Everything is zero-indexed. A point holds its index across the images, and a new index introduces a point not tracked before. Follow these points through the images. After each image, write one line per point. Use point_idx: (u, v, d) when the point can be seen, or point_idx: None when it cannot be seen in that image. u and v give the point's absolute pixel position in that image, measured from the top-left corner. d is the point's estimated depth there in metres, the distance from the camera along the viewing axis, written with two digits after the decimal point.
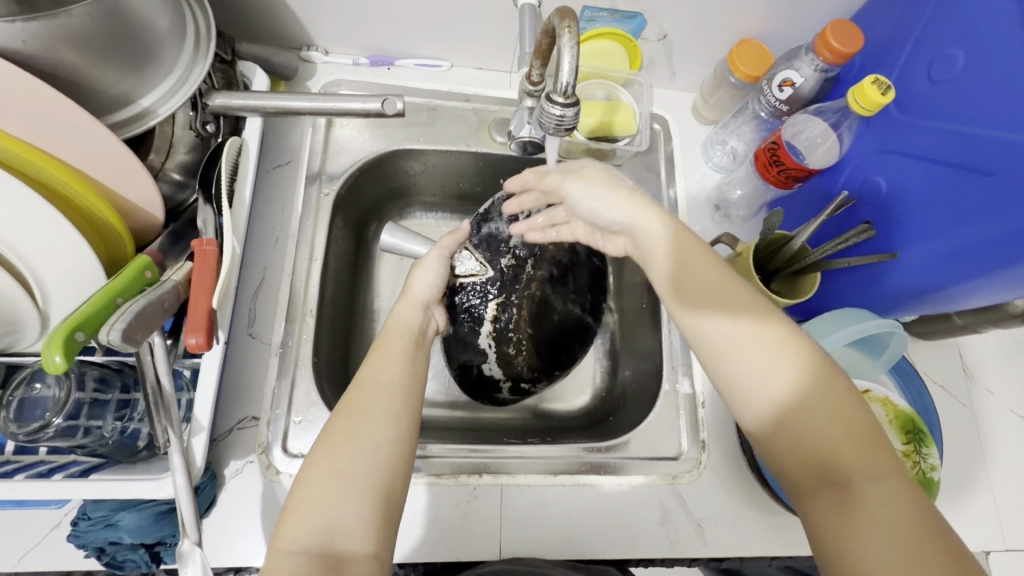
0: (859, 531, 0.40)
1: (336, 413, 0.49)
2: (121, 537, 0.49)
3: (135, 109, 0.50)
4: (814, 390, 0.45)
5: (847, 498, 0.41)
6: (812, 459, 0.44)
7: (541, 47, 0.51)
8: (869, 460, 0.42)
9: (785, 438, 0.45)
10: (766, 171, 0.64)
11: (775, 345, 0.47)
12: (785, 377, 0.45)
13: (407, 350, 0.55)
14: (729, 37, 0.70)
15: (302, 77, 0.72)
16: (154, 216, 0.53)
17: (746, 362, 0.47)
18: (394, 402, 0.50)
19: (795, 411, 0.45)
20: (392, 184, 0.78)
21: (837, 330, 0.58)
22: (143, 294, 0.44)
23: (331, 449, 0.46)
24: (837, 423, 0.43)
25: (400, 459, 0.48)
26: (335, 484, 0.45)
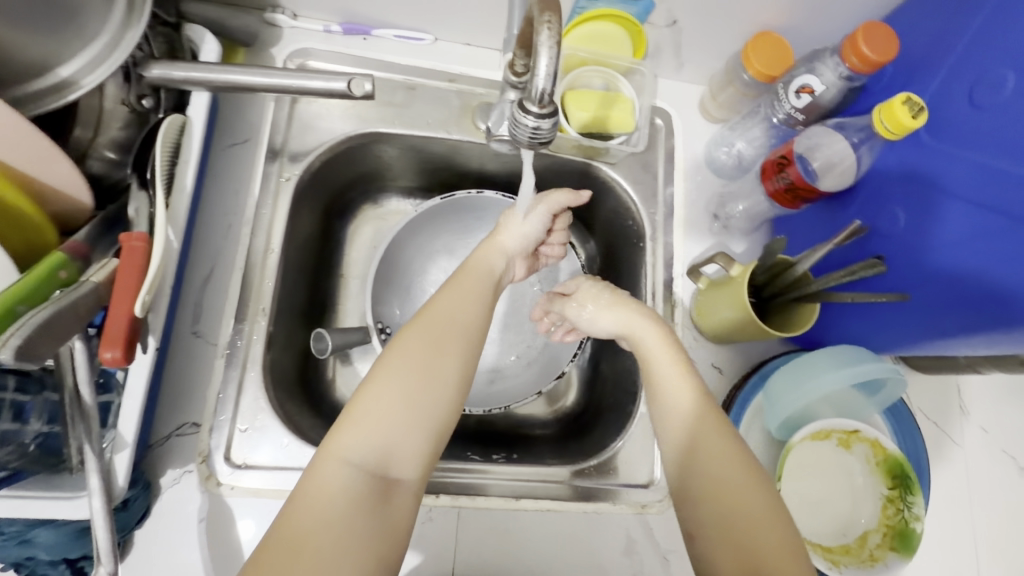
0: (780, 558, 0.40)
1: (392, 348, 0.45)
2: (37, 553, 0.46)
3: (53, 78, 0.44)
4: (702, 421, 0.46)
5: (768, 521, 0.42)
6: (710, 492, 0.43)
7: (524, 37, 0.43)
8: (750, 488, 0.43)
9: (690, 466, 0.45)
10: (772, 187, 0.57)
11: (676, 365, 0.49)
12: (679, 399, 0.48)
13: (485, 287, 0.51)
14: (744, 28, 0.62)
15: (266, 43, 0.64)
16: (81, 202, 0.47)
17: (673, 394, 0.48)
18: (466, 330, 0.47)
19: (696, 436, 0.46)
20: (365, 168, 0.71)
21: (830, 372, 0.54)
22: (51, 300, 0.39)
23: (398, 371, 0.43)
24: (733, 461, 0.44)
25: (463, 369, 0.45)
26: (391, 420, 0.42)
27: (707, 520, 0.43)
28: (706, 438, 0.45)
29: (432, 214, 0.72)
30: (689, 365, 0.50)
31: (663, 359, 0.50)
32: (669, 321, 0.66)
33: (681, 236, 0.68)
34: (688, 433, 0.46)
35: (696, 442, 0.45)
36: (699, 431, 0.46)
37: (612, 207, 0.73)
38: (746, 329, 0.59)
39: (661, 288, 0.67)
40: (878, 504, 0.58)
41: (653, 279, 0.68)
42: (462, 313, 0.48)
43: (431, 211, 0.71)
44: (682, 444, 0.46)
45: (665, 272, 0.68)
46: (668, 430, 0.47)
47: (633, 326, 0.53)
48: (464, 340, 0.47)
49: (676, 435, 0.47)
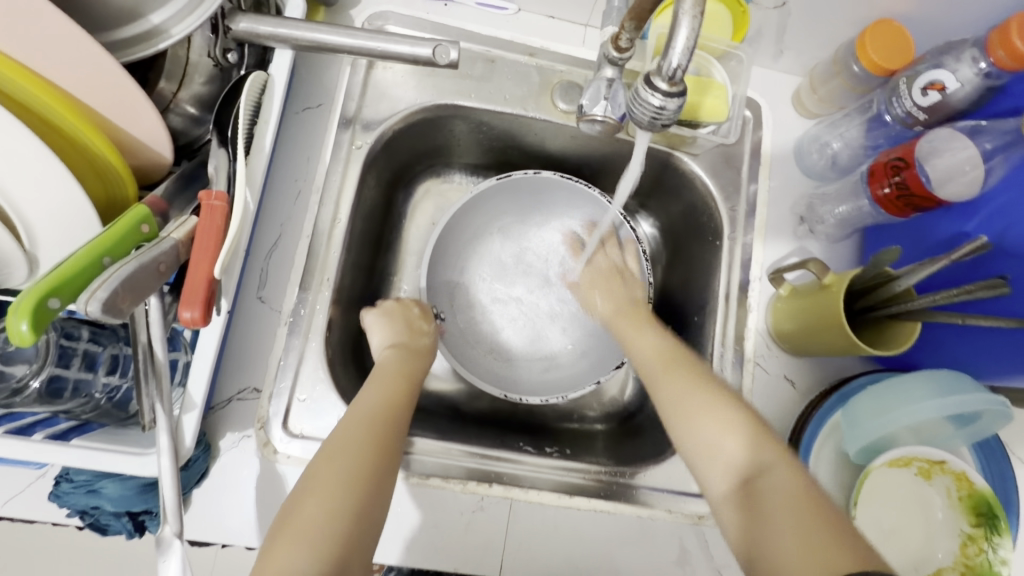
0: (767, 470, 0.44)
1: (317, 466, 0.46)
2: (102, 504, 0.46)
3: (143, 26, 0.42)
4: (702, 397, 0.50)
5: (734, 425, 0.47)
6: (723, 465, 0.46)
7: (641, 8, 0.40)
8: (756, 449, 0.46)
9: (700, 451, 0.48)
10: (880, 192, 0.53)
11: (675, 359, 0.55)
12: (681, 389, 0.52)
13: (396, 384, 0.55)
14: (861, 14, 0.57)
15: (346, 4, 0.62)
16: (159, 155, 0.46)
17: (646, 341, 0.58)
18: (382, 427, 0.50)
19: (698, 416, 0.49)
20: (434, 141, 0.69)
21: (924, 402, 0.50)
22: (134, 254, 0.38)
23: (319, 490, 0.44)
24: (735, 431, 0.47)
25: (391, 439, 0.50)
26: (336, 505, 0.44)
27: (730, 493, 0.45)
28: (680, 369, 0.53)
29: (493, 195, 0.69)
30: (682, 349, 0.56)
31: (656, 347, 0.57)
32: (742, 326, 0.63)
33: (762, 235, 0.64)
34: (667, 369, 0.54)
35: (700, 419, 0.49)
36: (676, 363, 0.54)
37: (688, 199, 0.69)
38: (835, 342, 0.54)
39: (735, 289, 0.63)
40: (959, 541, 0.54)
41: (727, 279, 0.64)
42: (380, 410, 0.51)
43: (489, 193, 0.68)
44: (690, 427, 0.49)
45: (742, 274, 0.64)
46: (675, 424, 0.50)
47: (643, 331, 0.60)
48: (395, 423, 0.51)
49: (665, 372, 0.54)
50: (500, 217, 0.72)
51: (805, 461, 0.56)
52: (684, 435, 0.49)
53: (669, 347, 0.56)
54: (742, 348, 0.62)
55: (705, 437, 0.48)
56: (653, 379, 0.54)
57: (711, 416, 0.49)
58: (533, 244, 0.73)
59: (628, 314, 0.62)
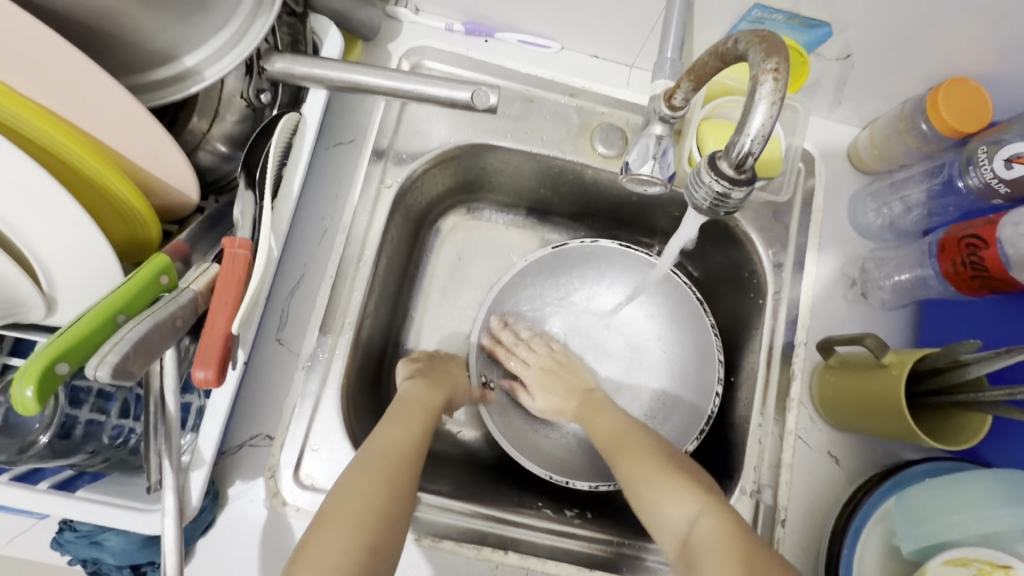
0: (691, 521, 0.46)
1: (339, 491, 0.45)
2: (104, 556, 0.44)
3: (176, 67, 0.41)
4: (631, 455, 0.53)
5: (668, 486, 0.49)
6: (673, 533, 0.47)
7: (700, 70, 0.37)
8: (675, 501, 0.48)
9: (651, 515, 0.49)
10: (950, 267, 0.50)
11: (618, 422, 0.58)
12: (626, 454, 0.54)
13: (420, 418, 0.54)
14: (933, 70, 0.53)
15: (383, 38, 0.60)
16: (185, 194, 0.44)
17: (608, 407, 0.60)
18: (403, 461, 0.49)
19: (633, 480, 0.51)
20: (464, 176, 0.67)
21: (984, 508, 0.46)
22: (149, 311, 0.36)
23: (339, 521, 0.43)
24: (663, 485, 0.49)
25: (411, 474, 0.48)
26: (349, 540, 0.42)
27: (676, 559, 0.46)
28: (631, 449, 0.54)
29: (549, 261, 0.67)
30: (620, 411, 0.60)
31: (612, 413, 0.59)
32: (784, 394, 0.58)
33: (810, 297, 0.59)
34: (622, 447, 0.54)
35: (636, 482, 0.50)
36: (630, 442, 0.55)
37: (729, 252, 0.65)
38: (889, 427, 0.50)
39: (777, 353, 0.59)
40: None
41: (769, 343, 0.60)
42: (401, 443, 0.50)
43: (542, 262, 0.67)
44: (638, 486, 0.50)
45: (786, 336, 0.59)
46: (630, 489, 0.51)
47: (601, 406, 0.61)
48: (412, 459, 0.49)
49: (616, 455, 0.54)
50: (548, 283, 0.69)
51: (849, 552, 0.51)
52: (640, 505, 0.50)
53: (613, 415, 0.59)
54: (783, 418, 0.57)
55: (651, 505, 0.49)
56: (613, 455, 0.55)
57: (658, 479, 0.50)
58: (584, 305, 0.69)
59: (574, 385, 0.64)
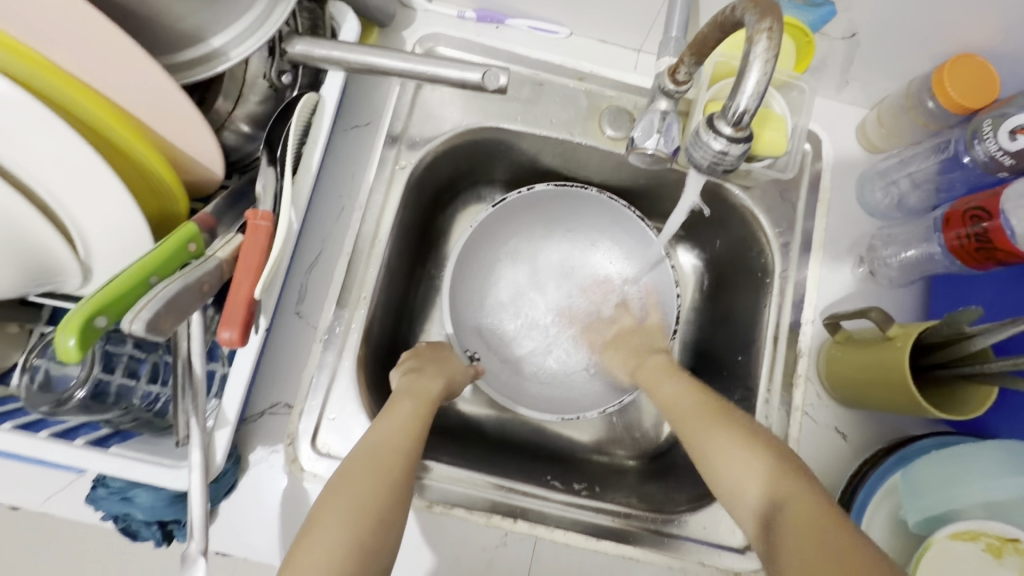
0: (767, 496, 0.44)
1: (329, 493, 0.45)
2: (134, 512, 0.46)
3: (204, 49, 0.43)
4: (728, 424, 0.50)
5: (744, 454, 0.47)
6: (756, 511, 0.45)
7: (701, 43, 0.38)
8: (756, 467, 0.46)
9: (725, 483, 0.47)
10: (956, 240, 0.50)
11: (695, 396, 0.54)
12: (706, 424, 0.51)
13: (417, 409, 0.53)
14: (939, 47, 0.53)
15: (398, 25, 0.62)
16: (212, 170, 0.47)
17: (666, 382, 0.57)
18: (393, 457, 0.48)
19: (710, 448, 0.49)
20: (475, 161, 0.68)
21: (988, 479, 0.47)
22: (179, 274, 0.39)
23: (324, 524, 0.43)
24: (749, 458, 0.46)
25: (403, 469, 0.47)
26: (335, 546, 0.42)
27: (758, 534, 0.44)
28: (710, 413, 0.52)
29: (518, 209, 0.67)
30: (700, 385, 0.56)
31: (676, 385, 0.56)
32: (791, 371, 0.58)
33: (817, 275, 0.60)
34: (691, 421, 0.52)
35: (705, 457, 0.49)
36: (690, 415, 0.53)
37: (737, 233, 0.66)
38: (895, 400, 0.50)
39: (784, 331, 0.60)
40: None
41: (776, 319, 0.60)
42: (392, 438, 0.49)
43: (501, 221, 0.67)
44: (720, 455, 0.48)
45: (794, 313, 0.60)
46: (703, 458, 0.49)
47: (667, 381, 0.57)
48: (404, 453, 0.48)
49: (681, 426, 0.53)
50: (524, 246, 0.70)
51: (855, 524, 0.52)
52: (714, 470, 0.48)
53: (680, 386, 0.56)
54: (790, 395, 0.58)
55: (722, 468, 0.48)
56: (681, 431, 0.53)
57: (736, 446, 0.48)
58: (562, 259, 0.71)
59: (659, 372, 0.59)
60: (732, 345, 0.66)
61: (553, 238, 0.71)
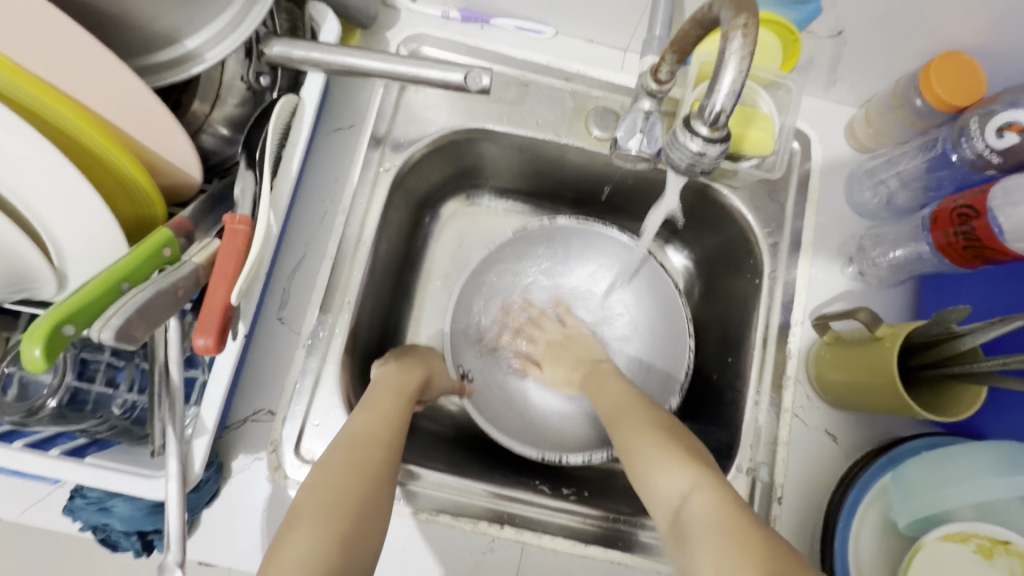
0: (682, 489, 0.44)
1: (311, 485, 0.43)
2: (112, 522, 0.46)
3: (178, 50, 0.42)
4: (648, 429, 0.51)
5: (669, 457, 0.47)
6: (670, 510, 0.44)
7: (682, 42, 0.38)
8: (671, 465, 0.46)
9: (643, 483, 0.47)
10: (944, 240, 0.50)
11: (628, 403, 0.56)
12: (629, 428, 0.52)
13: (394, 403, 0.52)
14: (926, 45, 0.53)
15: (381, 26, 0.62)
16: (190, 174, 0.46)
17: (613, 391, 0.59)
18: (375, 449, 0.47)
19: (638, 448, 0.50)
20: (462, 163, 0.68)
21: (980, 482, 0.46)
22: (151, 280, 0.38)
23: (310, 513, 0.41)
24: (666, 457, 0.47)
25: (386, 460, 0.47)
26: (324, 532, 0.40)
27: (669, 535, 0.43)
28: (635, 417, 0.54)
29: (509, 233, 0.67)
30: (637, 394, 0.58)
31: (620, 394, 0.58)
32: (781, 372, 0.58)
33: (805, 275, 0.59)
34: (624, 426, 0.53)
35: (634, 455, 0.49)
36: (629, 421, 0.54)
37: (727, 233, 0.65)
38: (883, 401, 0.50)
39: (773, 332, 0.59)
40: None
41: (765, 320, 0.60)
42: (372, 432, 0.48)
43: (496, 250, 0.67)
44: (642, 452, 0.49)
45: (783, 314, 0.59)
46: (631, 458, 0.50)
47: (612, 389, 0.60)
48: (387, 444, 0.48)
49: (616, 425, 0.54)
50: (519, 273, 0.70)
51: (846, 527, 0.51)
52: (639, 476, 0.48)
53: (622, 398, 0.58)
54: (780, 397, 0.57)
55: (644, 474, 0.47)
56: (613, 430, 0.55)
57: (662, 454, 0.48)
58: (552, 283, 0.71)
59: (608, 381, 0.61)
60: (721, 348, 0.65)
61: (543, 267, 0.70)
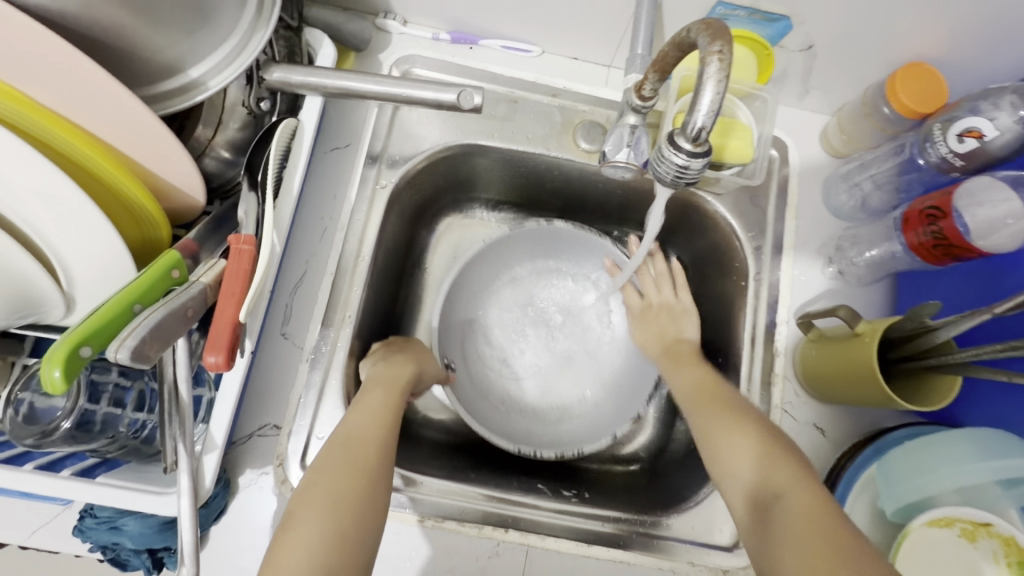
0: (761, 472, 0.44)
1: (307, 485, 0.45)
2: (123, 540, 0.46)
3: (182, 79, 0.44)
4: (743, 417, 0.49)
5: (739, 434, 0.48)
6: (750, 497, 0.44)
7: (663, 61, 0.40)
8: (748, 445, 0.46)
9: (720, 472, 0.47)
10: (915, 239, 0.53)
11: (700, 381, 0.56)
12: (702, 414, 0.52)
13: (387, 399, 0.53)
14: (891, 56, 0.56)
15: (374, 49, 0.64)
16: (193, 198, 0.48)
17: (687, 369, 0.58)
18: (368, 447, 0.48)
19: (711, 433, 0.49)
20: (454, 178, 0.70)
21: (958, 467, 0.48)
22: (162, 301, 0.39)
23: (305, 513, 0.42)
24: (750, 446, 0.46)
25: (381, 459, 0.48)
26: (319, 533, 0.41)
27: (748, 519, 0.43)
28: (709, 404, 0.52)
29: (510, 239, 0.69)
30: (706, 367, 0.58)
31: (693, 371, 0.58)
32: (769, 370, 0.60)
33: (789, 276, 0.62)
34: (699, 399, 0.53)
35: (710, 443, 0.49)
36: (708, 397, 0.53)
37: (714, 238, 0.67)
38: (865, 394, 0.52)
39: (761, 332, 0.61)
40: None
41: (753, 320, 0.62)
42: (365, 429, 0.49)
43: (488, 256, 0.69)
44: (722, 439, 0.48)
45: (768, 314, 0.61)
46: (710, 450, 0.49)
47: (682, 369, 0.59)
48: (381, 443, 0.49)
49: (693, 407, 0.53)
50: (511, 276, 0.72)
51: None
52: (715, 457, 0.48)
53: (702, 374, 0.57)
54: (769, 394, 0.60)
55: (718, 453, 0.48)
56: (689, 410, 0.54)
57: (728, 429, 0.49)
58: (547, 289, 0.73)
59: (677, 359, 0.61)
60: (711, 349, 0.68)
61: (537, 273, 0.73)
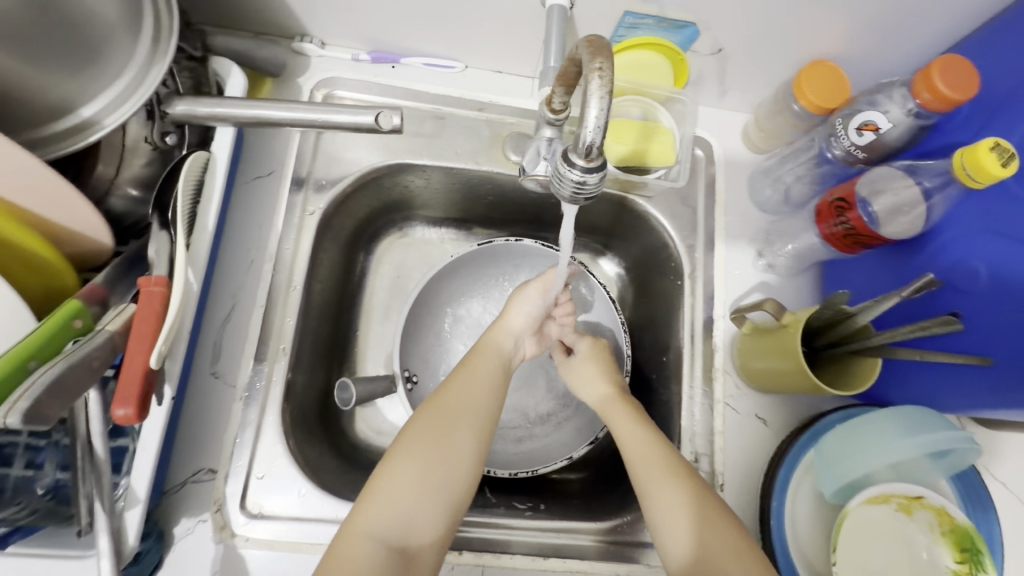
0: (705, 526, 0.46)
1: (411, 427, 0.49)
2: None
3: (75, 119, 0.42)
4: (672, 481, 0.48)
5: (682, 497, 0.48)
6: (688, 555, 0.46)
7: (567, 76, 0.41)
8: (682, 498, 0.48)
9: (669, 533, 0.47)
10: (828, 230, 0.54)
11: (647, 450, 0.51)
12: (663, 492, 0.48)
13: (500, 374, 0.54)
14: (795, 55, 0.59)
15: (292, 73, 0.63)
16: (101, 241, 0.45)
17: (628, 429, 0.53)
18: (481, 421, 0.50)
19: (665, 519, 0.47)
20: (389, 198, 0.69)
21: (887, 446, 0.50)
22: (62, 355, 0.37)
23: (406, 462, 0.47)
24: (683, 517, 0.47)
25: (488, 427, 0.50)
26: (418, 484, 0.46)
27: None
28: (657, 466, 0.50)
29: (456, 265, 0.69)
30: (644, 420, 0.54)
31: (633, 429, 0.53)
32: (709, 365, 0.62)
33: (721, 273, 0.63)
34: (644, 466, 0.50)
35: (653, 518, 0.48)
36: (650, 467, 0.50)
37: (649, 241, 0.69)
38: (794, 381, 0.54)
39: (699, 329, 0.63)
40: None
41: (692, 316, 0.63)
42: (483, 398, 0.51)
43: (441, 274, 0.69)
44: (672, 524, 0.47)
45: (705, 310, 0.63)
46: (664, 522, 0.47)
47: (627, 422, 0.54)
48: (484, 415, 0.51)
49: (638, 467, 0.50)
50: (462, 288, 0.71)
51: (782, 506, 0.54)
52: (661, 519, 0.48)
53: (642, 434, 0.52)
54: (711, 387, 0.61)
55: (671, 525, 0.47)
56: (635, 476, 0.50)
57: (668, 491, 0.48)
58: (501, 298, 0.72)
59: (620, 413, 0.55)
60: (655, 349, 0.69)
61: (487, 284, 0.72)
